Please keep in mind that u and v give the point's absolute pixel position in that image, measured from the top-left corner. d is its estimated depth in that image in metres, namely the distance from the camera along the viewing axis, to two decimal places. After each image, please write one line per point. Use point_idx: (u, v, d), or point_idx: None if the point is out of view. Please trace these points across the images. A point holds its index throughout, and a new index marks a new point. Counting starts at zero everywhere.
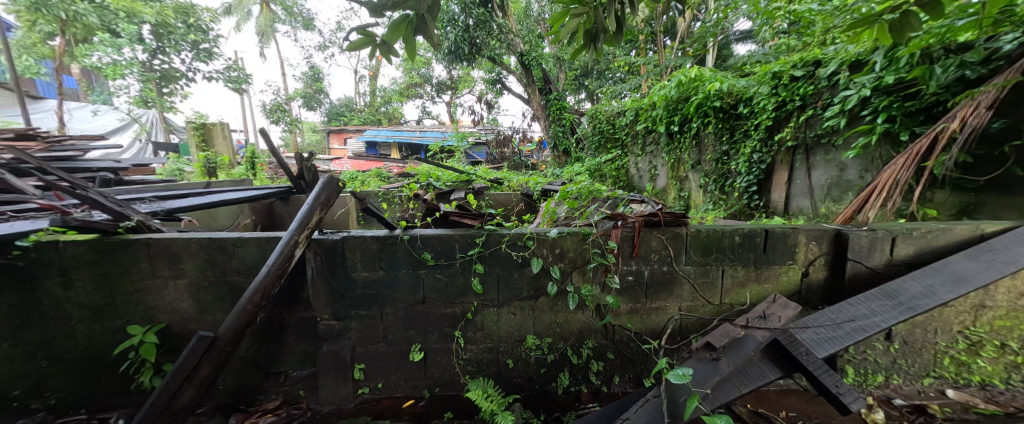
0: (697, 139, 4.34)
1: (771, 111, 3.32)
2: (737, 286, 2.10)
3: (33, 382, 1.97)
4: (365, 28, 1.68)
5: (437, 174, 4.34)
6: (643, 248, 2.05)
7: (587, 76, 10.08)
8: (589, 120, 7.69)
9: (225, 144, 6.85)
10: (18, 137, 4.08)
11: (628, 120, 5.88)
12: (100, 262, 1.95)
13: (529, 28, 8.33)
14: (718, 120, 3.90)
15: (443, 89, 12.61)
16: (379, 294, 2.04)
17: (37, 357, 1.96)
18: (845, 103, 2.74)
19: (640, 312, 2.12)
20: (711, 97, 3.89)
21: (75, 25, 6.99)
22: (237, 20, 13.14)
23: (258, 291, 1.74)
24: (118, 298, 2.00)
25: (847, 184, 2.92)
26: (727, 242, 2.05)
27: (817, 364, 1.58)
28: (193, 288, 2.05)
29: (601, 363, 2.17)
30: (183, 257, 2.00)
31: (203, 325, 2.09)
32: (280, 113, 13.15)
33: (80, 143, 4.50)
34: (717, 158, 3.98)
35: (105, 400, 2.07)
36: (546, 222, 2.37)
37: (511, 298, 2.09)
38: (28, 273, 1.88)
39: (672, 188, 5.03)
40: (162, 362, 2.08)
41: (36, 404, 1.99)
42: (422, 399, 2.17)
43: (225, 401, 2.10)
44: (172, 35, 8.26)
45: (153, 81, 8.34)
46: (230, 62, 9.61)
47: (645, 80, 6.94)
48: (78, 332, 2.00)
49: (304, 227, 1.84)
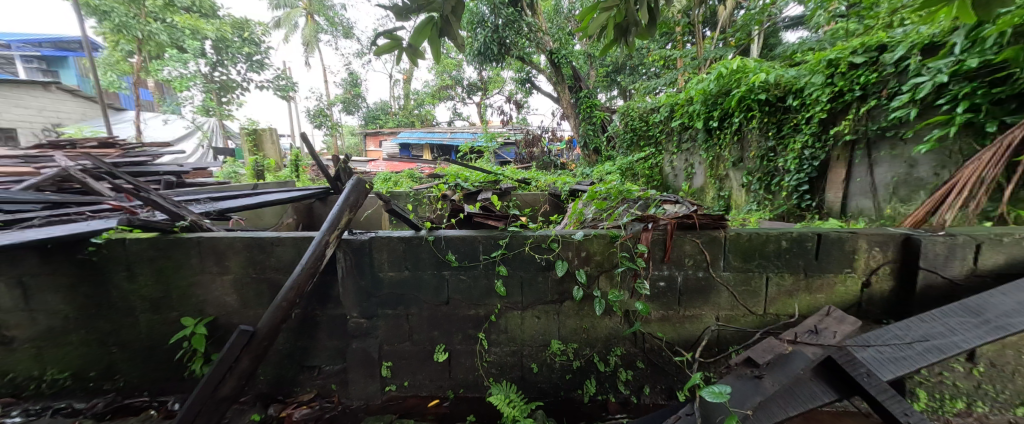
0: (739, 135, 4.00)
1: (826, 103, 2.99)
2: (784, 296, 1.94)
3: (106, 364, 2.21)
4: (391, 32, 1.70)
5: (464, 174, 4.30)
6: (676, 252, 1.94)
7: (620, 72, 9.73)
8: (621, 118, 7.36)
9: (273, 148, 7.31)
10: (102, 145, 4.63)
11: (663, 116, 5.56)
12: (158, 258, 2.13)
13: (559, 25, 8.16)
14: (763, 114, 3.58)
15: (473, 91, 12.71)
16: (404, 294, 2.07)
17: (108, 343, 2.20)
18: (916, 92, 2.43)
19: (672, 319, 2.02)
20: (756, 89, 3.57)
21: (149, 43, 7.76)
22: (284, 32, 13.96)
23: (292, 289, 1.82)
24: (173, 291, 2.18)
25: (917, 182, 2.59)
26: (773, 247, 1.89)
27: (882, 388, 1.44)
28: (237, 283, 2.18)
29: (629, 372, 2.07)
30: (228, 254, 2.14)
31: (245, 319, 2.23)
32: (323, 118, 13.86)
33: (151, 149, 4.99)
34: (762, 154, 3.64)
35: (162, 385, 2.27)
36: (572, 223, 2.31)
37: (534, 301, 2.05)
38: (100, 267, 2.10)
39: (711, 188, 4.66)
40: (210, 352, 2.25)
41: (108, 385, 2.24)
42: (446, 399, 2.18)
43: (265, 392, 2.22)
44: (230, 48, 9.00)
45: (213, 91, 9.11)
46: (279, 72, 10.31)
47: (682, 73, 6.40)
48: (141, 321, 2.20)
49: (334, 227, 1.90)
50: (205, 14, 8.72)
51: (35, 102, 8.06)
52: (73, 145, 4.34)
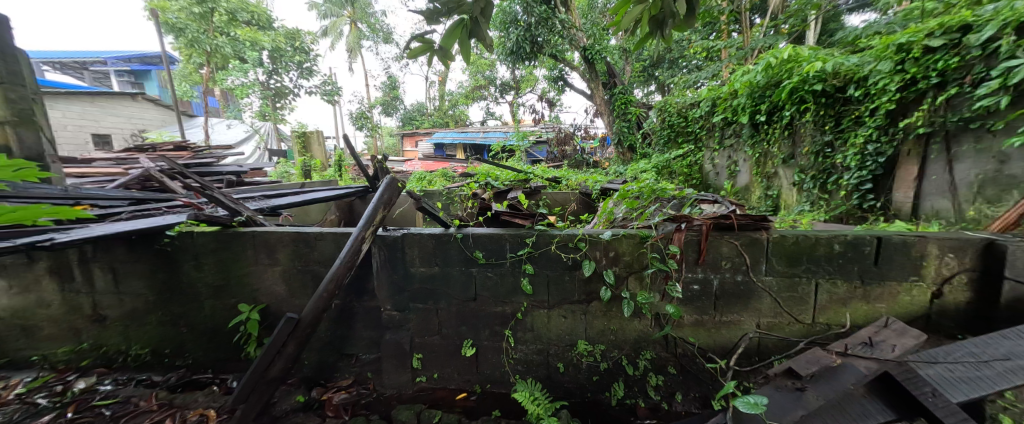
0: (790, 129, 3.70)
1: (894, 93, 2.69)
2: (836, 304, 1.78)
3: (178, 343, 2.49)
4: (423, 35, 1.76)
5: (495, 173, 4.33)
6: (711, 254, 1.85)
7: (658, 66, 9.35)
8: (657, 114, 7.04)
9: (319, 149, 7.80)
10: (177, 148, 5.19)
11: (703, 111, 5.28)
12: (219, 249, 2.36)
13: (594, 21, 7.98)
14: (818, 106, 3.29)
15: (506, 90, 12.78)
16: (434, 289, 2.14)
17: (179, 324, 2.47)
18: (1008, 77, 2.12)
19: (707, 325, 1.92)
20: (810, 79, 3.29)
21: (216, 56, 8.56)
22: (331, 40, 14.79)
23: (331, 281, 1.93)
24: (231, 280, 2.40)
25: (1009, 181, 2.23)
26: (823, 251, 1.74)
27: (950, 410, 1.28)
28: (285, 274, 2.36)
29: (660, 377, 2.00)
30: (278, 247, 2.32)
31: (292, 308, 2.41)
32: (364, 120, 14.56)
33: (217, 151, 5.51)
34: (817, 150, 3.33)
35: (223, 364, 2.51)
36: (602, 222, 2.27)
37: (561, 301, 2.04)
38: (172, 256, 2.37)
39: (756, 186, 4.34)
40: (263, 336, 2.45)
41: (179, 362, 2.52)
42: (474, 393, 2.23)
43: (309, 376, 2.39)
44: (285, 57, 9.78)
45: (269, 98, 9.87)
46: (326, 78, 10.97)
47: (727, 65, 6.02)
48: (205, 306, 2.45)
49: (369, 224, 2.00)
50: (263, 26, 9.45)
51: (124, 110, 9.17)
52: (154, 149, 4.90)
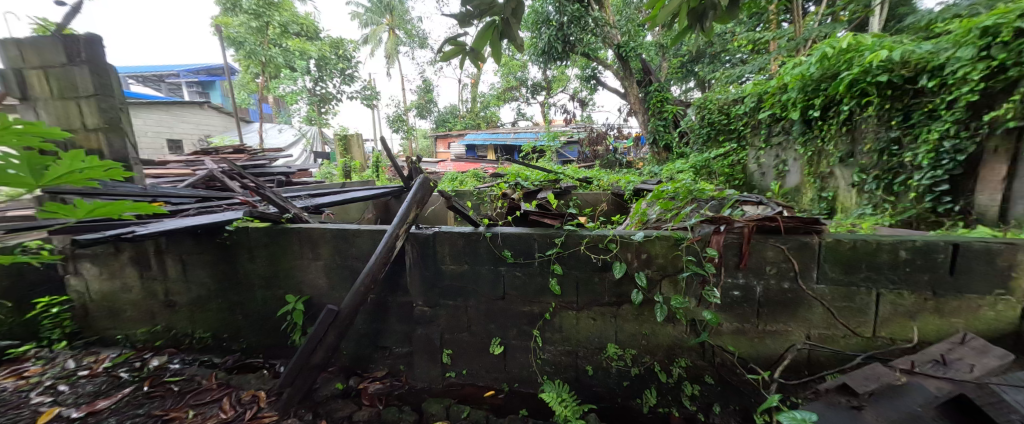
0: (849, 125, 3.38)
1: (977, 82, 2.38)
2: (901, 317, 1.60)
3: (233, 329, 2.71)
4: (455, 38, 1.80)
5: (525, 174, 4.33)
6: (754, 258, 1.73)
7: (698, 61, 8.92)
8: (696, 112, 6.70)
9: (359, 151, 8.18)
10: (236, 151, 5.66)
11: (748, 107, 4.96)
12: (270, 244, 2.54)
13: (630, 17, 7.76)
14: (882, 99, 2.98)
15: (537, 90, 12.76)
16: (464, 287, 2.17)
17: (235, 312, 2.69)
18: None
19: (749, 334, 1.80)
20: (874, 70, 2.99)
21: (269, 66, 9.24)
22: (371, 47, 15.47)
23: (368, 275, 2.02)
24: (279, 272, 2.58)
25: None
26: (886, 258, 1.58)
27: None
28: (327, 268, 2.50)
29: (696, 386, 1.90)
30: (321, 243, 2.46)
31: (332, 300, 2.54)
32: (400, 123, 15.11)
33: (270, 154, 5.95)
34: (881, 148, 3.01)
35: (271, 350, 2.70)
36: (635, 223, 2.20)
37: (589, 302, 2.00)
38: (230, 249, 2.58)
39: (808, 187, 4.01)
40: (306, 326, 2.61)
41: (234, 346, 2.73)
42: (501, 391, 2.24)
43: (347, 365, 2.51)
44: (329, 65, 10.35)
45: (315, 103, 10.51)
46: (366, 83, 11.50)
47: (776, 58, 5.62)
48: (257, 295, 2.64)
49: (403, 222, 2.08)
50: (311, 37, 10.07)
51: (193, 118, 10.14)
52: (217, 152, 5.38)
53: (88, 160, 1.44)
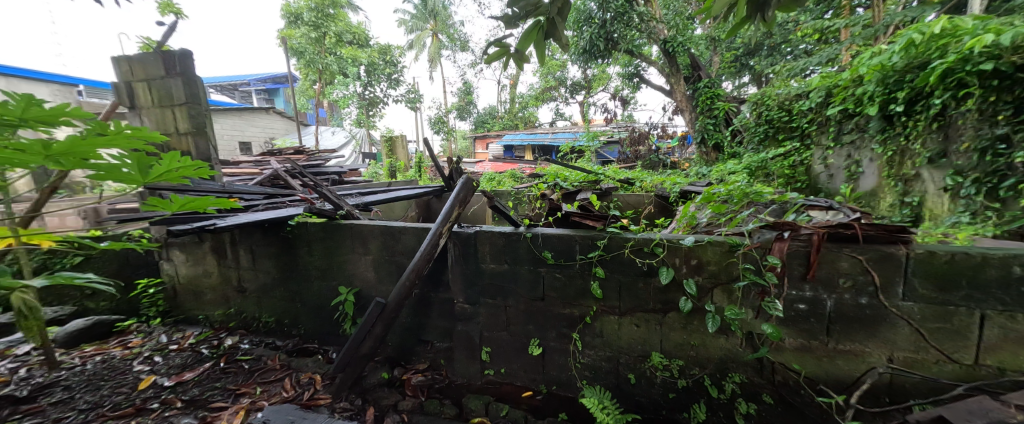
0: (941, 121, 2.96)
1: None
2: (1010, 343, 1.37)
3: (292, 316, 2.93)
4: (500, 40, 1.80)
5: (564, 174, 4.27)
6: (823, 269, 1.57)
7: (754, 54, 8.28)
8: (750, 109, 6.22)
9: (404, 152, 8.52)
10: (296, 152, 6.12)
11: (813, 102, 4.52)
12: (325, 239, 2.71)
13: (678, 10, 7.39)
14: (985, 91, 2.58)
15: (577, 89, 12.57)
16: (503, 286, 2.18)
17: (294, 300, 2.90)
18: None
19: (815, 352, 1.64)
20: (976, 57, 2.59)
21: (325, 73, 9.90)
22: (417, 51, 16.06)
23: (413, 271, 2.09)
24: (333, 265, 2.75)
25: None
26: (993, 274, 1.36)
27: None
28: (376, 263, 2.62)
29: (751, 404, 1.76)
30: (370, 239, 2.59)
31: (380, 294, 2.66)
32: (442, 124, 15.55)
33: (325, 154, 6.37)
34: (983, 146, 2.60)
35: (325, 338, 2.89)
36: (683, 227, 2.08)
37: (633, 308, 1.92)
38: (291, 242, 2.79)
39: (886, 191, 3.57)
40: (356, 317, 2.76)
41: (293, 332, 2.95)
42: (540, 393, 2.22)
43: (392, 356, 2.61)
44: (378, 71, 10.89)
45: (364, 107, 11.10)
46: (411, 87, 11.95)
47: (848, 47, 5.06)
48: (313, 286, 2.83)
49: (446, 220, 2.13)
50: (362, 44, 10.63)
51: (261, 122, 11.12)
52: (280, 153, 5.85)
53: (182, 160, 1.63)
